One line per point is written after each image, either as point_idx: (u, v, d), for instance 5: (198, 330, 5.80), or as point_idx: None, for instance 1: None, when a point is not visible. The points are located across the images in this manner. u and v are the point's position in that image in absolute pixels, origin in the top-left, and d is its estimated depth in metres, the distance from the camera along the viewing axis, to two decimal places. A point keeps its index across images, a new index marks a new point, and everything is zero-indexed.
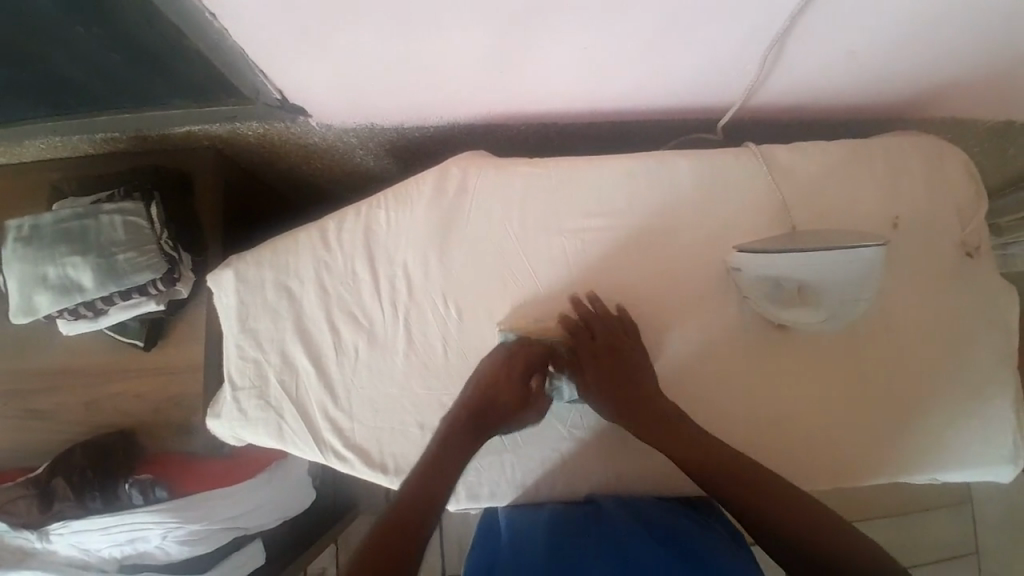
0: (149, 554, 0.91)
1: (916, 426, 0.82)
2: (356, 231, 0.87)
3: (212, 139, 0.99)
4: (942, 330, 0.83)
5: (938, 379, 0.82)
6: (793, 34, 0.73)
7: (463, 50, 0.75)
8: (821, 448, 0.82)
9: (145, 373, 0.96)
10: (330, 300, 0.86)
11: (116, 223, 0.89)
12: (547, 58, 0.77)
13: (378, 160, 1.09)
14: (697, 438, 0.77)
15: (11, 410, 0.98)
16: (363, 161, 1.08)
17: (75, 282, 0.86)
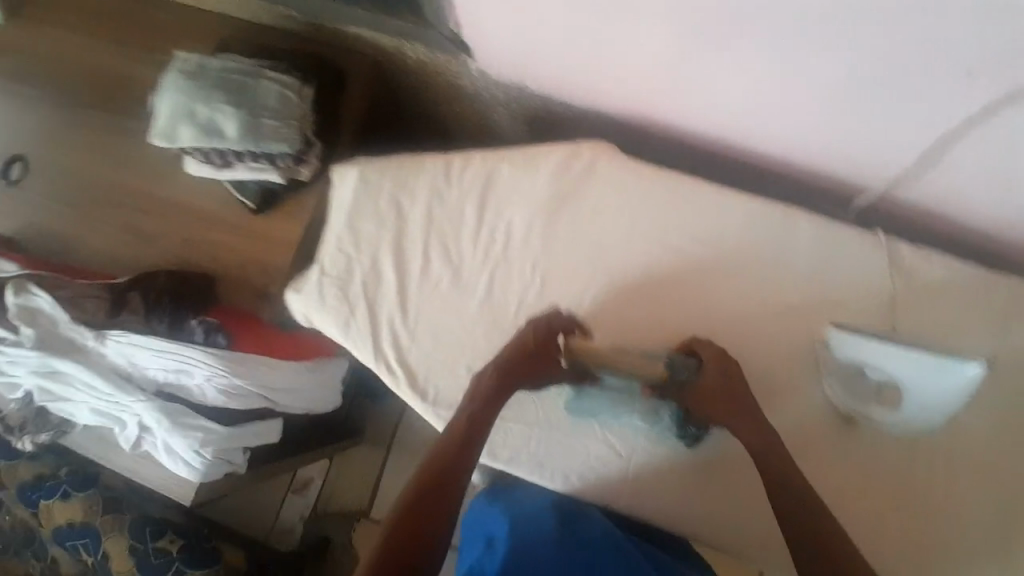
0: (188, 389, 0.96)
1: (949, 571, 0.78)
2: (480, 175, 0.91)
3: (379, 50, 1.04)
4: (1008, 486, 0.79)
5: (985, 534, 0.78)
6: (970, 130, 0.72)
7: (648, 34, 0.78)
8: (878, 528, 0.79)
9: (245, 231, 1.03)
10: (433, 228, 0.90)
11: (273, 91, 0.95)
12: (721, 69, 0.79)
13: (512, 123, 1.12)
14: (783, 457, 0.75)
15: (121, 221, 1.07)
16: (498, 118, 1.11)
17: (218, 128, 0.93)
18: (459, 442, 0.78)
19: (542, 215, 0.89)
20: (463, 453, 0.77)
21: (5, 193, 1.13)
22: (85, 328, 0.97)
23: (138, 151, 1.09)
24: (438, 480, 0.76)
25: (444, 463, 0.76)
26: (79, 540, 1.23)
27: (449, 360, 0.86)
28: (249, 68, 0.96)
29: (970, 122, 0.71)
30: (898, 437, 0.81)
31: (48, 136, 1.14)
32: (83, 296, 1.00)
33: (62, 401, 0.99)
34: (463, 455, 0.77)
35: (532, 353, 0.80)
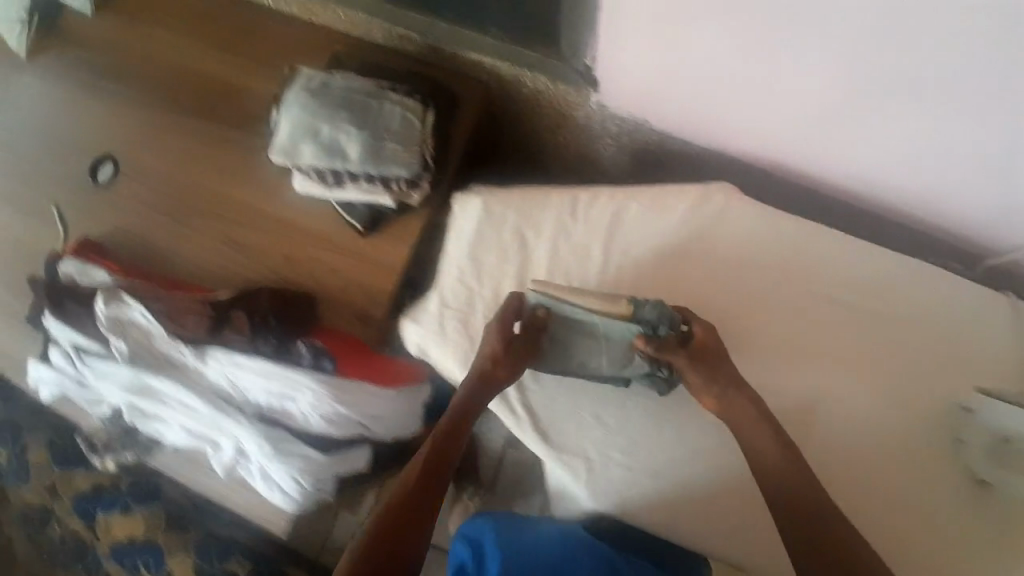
0: (289, 415, 0.93)
1: None
2: (607, 211, 0.86)
3: (497, 77, 1.03)
4: None
5: None
6: None
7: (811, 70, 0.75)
8: None
9: (351, 249, 1.01)
10: (558, 263, 0.85)
11: (397, 114, 0.93)
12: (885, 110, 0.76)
13: (619, 156, 1.07)
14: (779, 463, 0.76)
15: (218, 233, 1.04)
16: (603, 150, 1.07)
17: (342, 149, 0.91)
18: (447, 434, 0.81)
19: (674, 258, 0.86)
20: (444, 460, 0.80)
21: (95, 195, 1.10)
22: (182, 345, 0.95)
23: (233, 161, 1.06)
24: (433, 472, 0.79)
25: (432, 468, 0.79)
26: (139, 560, 1.26)
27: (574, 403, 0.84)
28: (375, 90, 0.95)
29: None
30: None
31: (144, 140, 1.11)
32: (178, 307, 0.97)
33: (154, 419, 0.96)
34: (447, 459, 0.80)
35: (505, 351, 0.80)
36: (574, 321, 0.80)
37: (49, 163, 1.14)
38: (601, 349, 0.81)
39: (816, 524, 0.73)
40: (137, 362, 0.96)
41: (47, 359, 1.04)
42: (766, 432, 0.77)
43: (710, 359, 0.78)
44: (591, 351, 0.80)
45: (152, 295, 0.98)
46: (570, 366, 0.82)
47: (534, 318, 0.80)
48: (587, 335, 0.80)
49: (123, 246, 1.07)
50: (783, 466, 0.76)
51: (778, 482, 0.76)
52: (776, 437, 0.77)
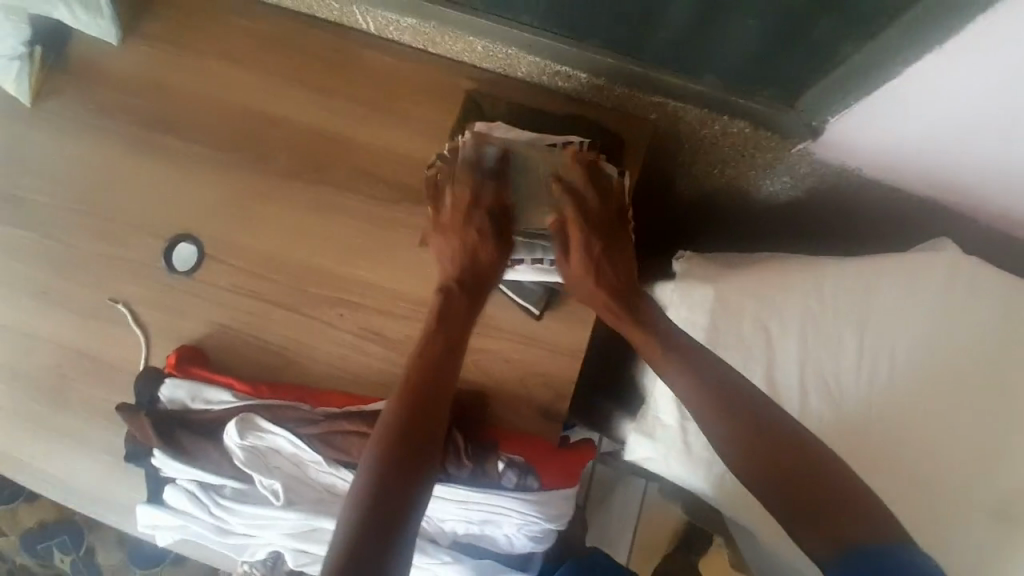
0: (491, 539, 0.83)
1: None
2: (854, 291, 0.76)
3: (672, 116, 0.85)
4: None
5: None
6: None
7: None
8: None
9: (523, 336, 0.87)
10: (811, 351, 0.76)
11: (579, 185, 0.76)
12: None
13: (786, 194, 0.93)
14: (781, 429, 0.64)
15: (358, 325, 0.88)
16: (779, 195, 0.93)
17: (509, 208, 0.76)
18: (440, 380, 0.73)
19: (935, 343, 0.74)
20: (415, 446, 0.69)
21: (183, 287, 0.90)
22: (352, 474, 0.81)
23: (363, 237, 0.89)
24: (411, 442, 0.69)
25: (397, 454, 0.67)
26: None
27: None
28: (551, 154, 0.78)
29: None
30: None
31: (233, 213, 0.91)
32: (336, 429, 0.81)
33: (323, 562, 0.82)
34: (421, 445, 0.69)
35: (479, 217, 0.76)
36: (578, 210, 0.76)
37: (105, 248, 0.92)
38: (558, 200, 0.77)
39: (801, 474, 0.62)
40: (297, 501, 0.81)
41: (158, 499, 0.86)
42: (717, 405, 0.66)
43: (607, 237, 0.76)
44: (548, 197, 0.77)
45: (299, 417, 0.82)
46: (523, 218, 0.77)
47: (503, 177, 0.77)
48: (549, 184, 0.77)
49: (230, 352, 0.88)
50: (761, 440, 0.64)
51: (759, 449, 0.63)
52: (717, 377, 0.68)
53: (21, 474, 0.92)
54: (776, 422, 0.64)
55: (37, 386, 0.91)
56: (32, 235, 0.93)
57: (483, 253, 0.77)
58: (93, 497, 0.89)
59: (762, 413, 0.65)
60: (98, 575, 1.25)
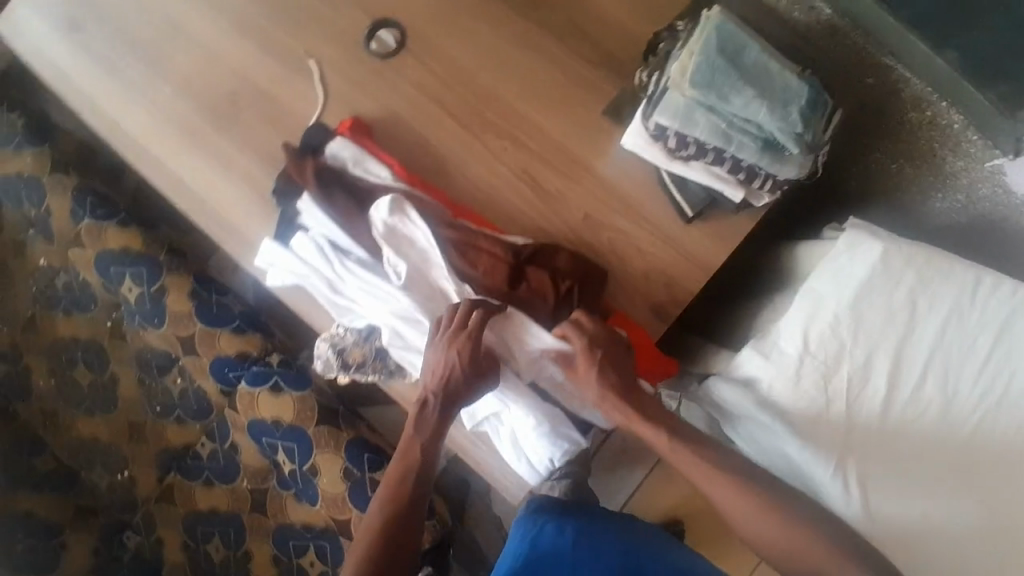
0: (565, 393, 0.86)
1: None
2: (1006, 307, 0.74)
3: (891, 88, 0.90)
4: None
5: None
6: None
7: None
8: None
9: (662, 233, 0.89)
10: (945, 347, 0.75)
11: (804, 98, 0.75)
12: None
13: (951, 218, 0.92)
14: (784, 519, 0.70)
15: (515, 164, 0.90)
16: (948, 203, 0.91)
17: (726, 91, 0.74)
18: (418, 468, 0.80)
19: None
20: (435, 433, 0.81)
21: (370, 66, 0.93)
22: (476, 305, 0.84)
23: (553, 85, 0.91)
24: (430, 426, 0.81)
25: (423, 436, 0.81)
26: (217, 529, 1.33)
27: (885, 478, 0.73)
28: (776, 60, 0.76)
29: None
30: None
31: (441, 17, 0.93)
32: (471, 243, 0.85)
33: (412, 352, 0.86)
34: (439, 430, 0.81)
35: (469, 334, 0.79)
36: (778, 129, 0.74)
37: (313, 5, 0.95)
38: (767, 112, 0.74)
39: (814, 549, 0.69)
40: (413, 287, 0.84)
41: (284, 243, 0.90)
42: (720, 487, 0.72)
43: (606, 348, 0.79)
44: (753, 103, 0.74)
45: (439, 218, 0.86)
46: (721, 119, 0.76)
47: (722, 62, 0.74)
48: (765, 94, 0.74)
49: (395, 140, 0.92)
50: (786, 534, 0.69)
51: (770, 521, 0.70)
52: (732, 471, 0.73)
53: (157, 176, 0.96)
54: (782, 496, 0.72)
55: (203, 104, 0.95)
56: None
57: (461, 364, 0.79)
58: (218, 221, 0.94)
59: (745, 501, 0.71)
60: (161, 313, 1.34)
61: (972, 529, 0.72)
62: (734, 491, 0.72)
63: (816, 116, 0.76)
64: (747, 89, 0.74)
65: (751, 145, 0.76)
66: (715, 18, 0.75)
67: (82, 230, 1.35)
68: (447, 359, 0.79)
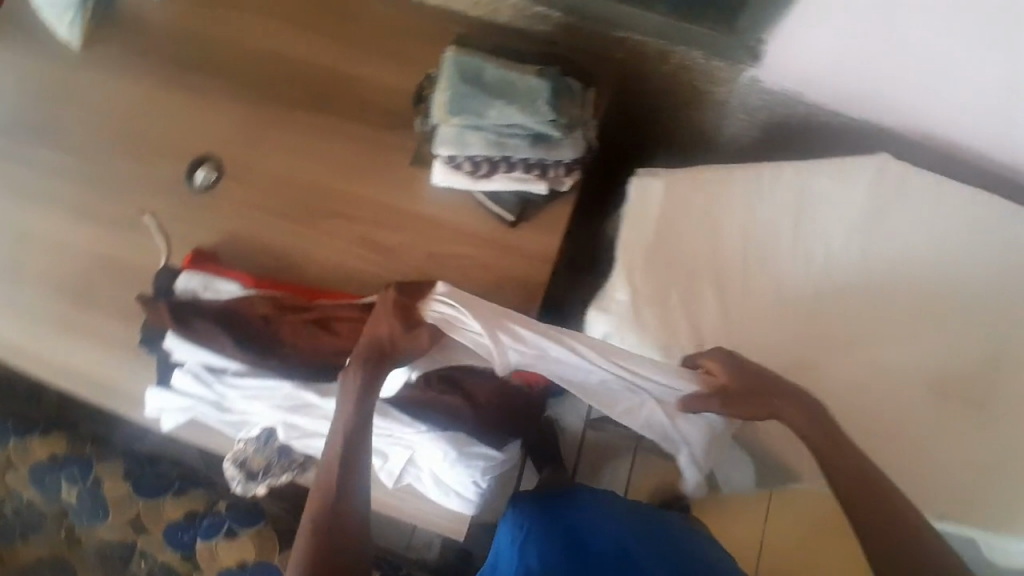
0: (461, 417, 0.89)
1: None
2: (795, 186, 0.87)
3: (636, 54, 0.98)
4: None
5: None
6: None
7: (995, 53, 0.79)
8: None
9: (499, 244, 0.96)
10: (752, 242, 0.85)
11: (545, 91, 0.85)
12: None
13: (745, 133, 1.05)
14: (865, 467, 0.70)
15: (350, 235, 0.97)
16: (734, 124, 1.04)
17: (478, 108, 0.84)
18: (346, 455, 0.72)
19: (858, 225, 0.87)
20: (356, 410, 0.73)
21: (198, 202, 1.01)
22: (445, 304, 0.75)
23: (360, 156, 1.00)
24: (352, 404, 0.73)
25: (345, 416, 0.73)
26: None
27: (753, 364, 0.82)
28: (515, 71, 0.86)
29: None
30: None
31: (244, 137, 1.02)
32: (331, 316, 0.90)
33: (310, 436, 0.88)
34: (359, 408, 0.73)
35: (402, 308, 0.77)
36: (538, 124, 0.85)
37: (133, 171, 1.04)
38: (523, 114, 0.84)
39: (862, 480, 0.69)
40: (291, 373, 0.87)
41: (167, 385, 0.94)
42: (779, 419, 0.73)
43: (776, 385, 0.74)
44: (508, 111, 0.83)
45: (294, 306, 0.91)
46: (491, 133, 0.85)
47: (467, 89, 0.84)
48: (514, 99, 0.84)
49: (240, 254, 0.98)
50: (841, 468, 0.70)
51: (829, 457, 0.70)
52: (810, 420, 0.72)
53: (41, 371, 1.00)
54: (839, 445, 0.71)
55: (65, 291, 1.02)
56: (72, 158, 1.06)
57: (384, 333, 0.77)
58: (110, 388, 0.98)
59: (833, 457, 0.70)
60: (104, 504, 1.32)
61: (840, 373, 0.83)
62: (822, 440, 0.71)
63: (566, 103, 0.87)
64: (497, 104, 0.84)
65: (526, 144, 0.87)
66: (450, 58, 0.86)
67: (8, 453, 1.36)
68: (375, 329, 0.77)
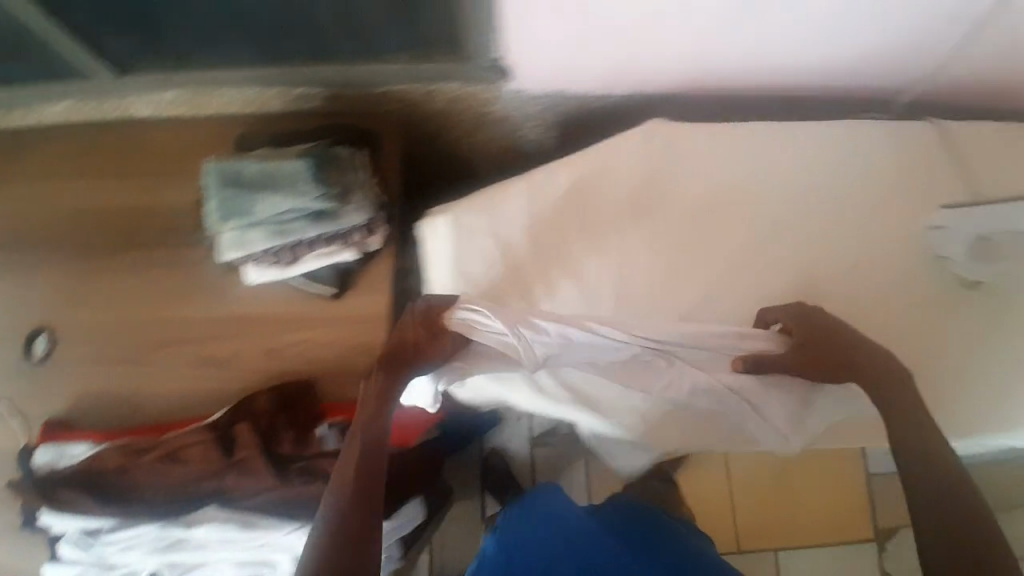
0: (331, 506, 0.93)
1: None
2: (571, 176, 0.91)
3: (406, 99, 1.00)
4: None
5: None
6: (994, 14, 0.83)
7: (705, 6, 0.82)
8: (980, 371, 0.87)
9: (329, 319, 0.97)
10: (543, 245, 0.90)
11: (305, 167, 0.87)
12: (773, 11, 0.83)
13: (545, 135, 1.13)
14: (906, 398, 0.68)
15: (191, 356, 0.99)
16: (527, 133, 1.12)
17: (247, 206, 0.86)
18: (369, 466, 0.63)
19: (638, 191, 0.91)
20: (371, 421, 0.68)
21: (40, 372, 1.01)
22: (471, 312, 0.73)
23: (180, 278, 1.01)
24: (372, 417, 0.68)
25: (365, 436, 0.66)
26: None
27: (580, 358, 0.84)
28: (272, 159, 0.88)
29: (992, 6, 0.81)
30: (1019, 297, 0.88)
31: (68, 296, 1.03)
32: (182, 445, 0.91)
33: (193, 565, 0.91)
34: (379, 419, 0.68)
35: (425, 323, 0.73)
36: (308, 200, 0.86)
37: None
38: (289, 196, 0.86)
39: (896, 400, 0.68)
40: (159, 512, 0.88)
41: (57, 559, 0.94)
42: (799, 358, 0.74)
43: (837, 344, 0.73)
44: (275, 198, 0.86)
45: (144, 446, 0.91)
46: (269, 222, 0.87)
47: (230, 190, 0.86)
48: (278, 185, 0.86)
49: (94, 408, 0.99)
50: (890, 403, 0.68)
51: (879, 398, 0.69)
52: (860, 361, 0.72)
53: None
54: (888, 383, 0.70)
55: None
56: None
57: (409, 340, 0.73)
58: None
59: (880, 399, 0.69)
60: None
61: None
62: (868, 373, 0.71)
63: (332, 174, 0.89)
64: (260, 195, 0.86)
65: (308, 221, 0.88)
66: (208, 165, 0.89)
67: None
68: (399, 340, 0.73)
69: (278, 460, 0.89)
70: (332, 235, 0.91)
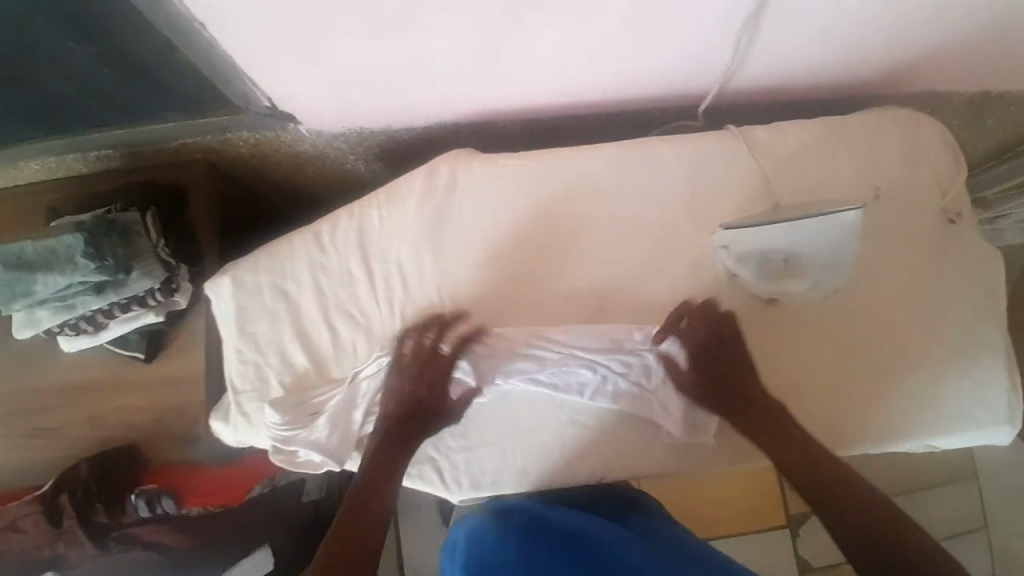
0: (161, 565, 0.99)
1: (905, 379, 0.88)
2: (354, 222, 0.89)
3: (205, 149, 0.99)
4: (918, 301, 0.89)
5: (922, 346, 0.88)
6: (757, 29, 0.78)
7: (452, 51, 0.78)
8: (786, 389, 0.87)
9: (148, 381, 0.99)
10: (330, 296, 0.88)
11: (83, 241, 0.85)
12: (526, 50, 0.79)
13: (372, 166, 1.10)
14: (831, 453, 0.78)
15: (16, 430, 0.99)
16: (353, 166, 1.09)
17: (25, 289, 0.84)
18: (371, 518, 0.77)
19: (423, 231, 0.88)
20: (380, 475, 0.79)
21: None
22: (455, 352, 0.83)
23: None
24: (375, 471, 0.80)
25: (368, 488, 0.79)
26: None
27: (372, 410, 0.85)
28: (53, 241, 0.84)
29: (747, 24, 0.76)
30: (840, 293, 0.88)
31: None
32: (13, 519, 0.94)
33: None
34: (388, 472, 0.80)
35: (432, 383, 0.82)
36: (88, 275, 0.85)
37: None
38: (69, 274, 0.84)
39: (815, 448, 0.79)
40: None
41: None
42: (706, 356, 0.83)
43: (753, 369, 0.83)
44: (55, 276, 0.84)
45: None
46: (52, 298, 0.87)
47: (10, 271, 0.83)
48: (58, 263, 0.84)
49: None
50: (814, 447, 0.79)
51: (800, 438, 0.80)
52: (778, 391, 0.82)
53: None
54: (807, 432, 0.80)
55: None
56: None
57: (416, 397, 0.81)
58: None
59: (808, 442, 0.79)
60: None
61: None
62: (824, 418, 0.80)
63: (119, 242, 0.90)
64: (39, 276, 0.83)
65: (94, 291, 0.89)
66: None
67: None
68: (415, 396, 0.82)
69: (97, 529, 0.96)
70: (127, 300, 0.92)
